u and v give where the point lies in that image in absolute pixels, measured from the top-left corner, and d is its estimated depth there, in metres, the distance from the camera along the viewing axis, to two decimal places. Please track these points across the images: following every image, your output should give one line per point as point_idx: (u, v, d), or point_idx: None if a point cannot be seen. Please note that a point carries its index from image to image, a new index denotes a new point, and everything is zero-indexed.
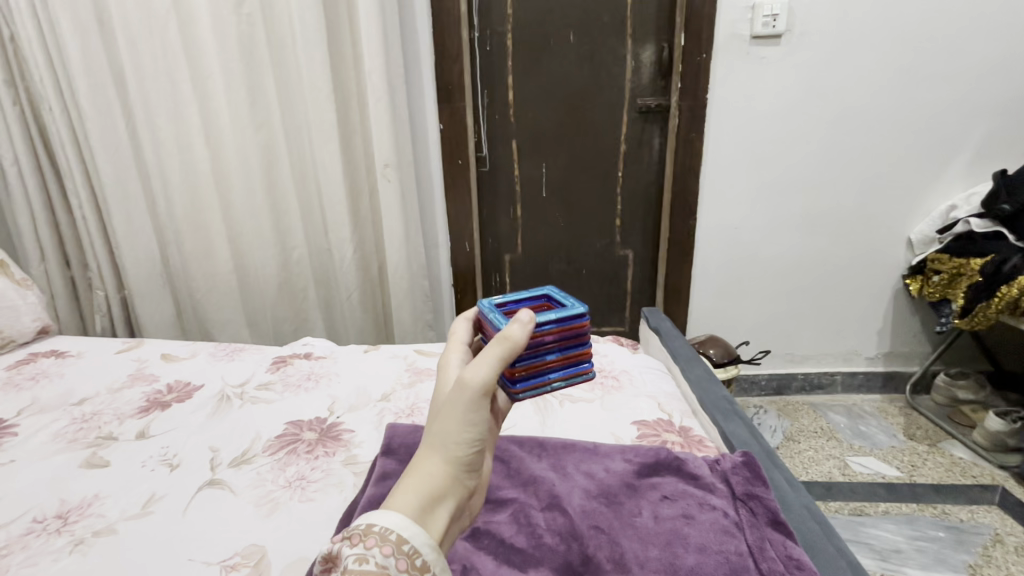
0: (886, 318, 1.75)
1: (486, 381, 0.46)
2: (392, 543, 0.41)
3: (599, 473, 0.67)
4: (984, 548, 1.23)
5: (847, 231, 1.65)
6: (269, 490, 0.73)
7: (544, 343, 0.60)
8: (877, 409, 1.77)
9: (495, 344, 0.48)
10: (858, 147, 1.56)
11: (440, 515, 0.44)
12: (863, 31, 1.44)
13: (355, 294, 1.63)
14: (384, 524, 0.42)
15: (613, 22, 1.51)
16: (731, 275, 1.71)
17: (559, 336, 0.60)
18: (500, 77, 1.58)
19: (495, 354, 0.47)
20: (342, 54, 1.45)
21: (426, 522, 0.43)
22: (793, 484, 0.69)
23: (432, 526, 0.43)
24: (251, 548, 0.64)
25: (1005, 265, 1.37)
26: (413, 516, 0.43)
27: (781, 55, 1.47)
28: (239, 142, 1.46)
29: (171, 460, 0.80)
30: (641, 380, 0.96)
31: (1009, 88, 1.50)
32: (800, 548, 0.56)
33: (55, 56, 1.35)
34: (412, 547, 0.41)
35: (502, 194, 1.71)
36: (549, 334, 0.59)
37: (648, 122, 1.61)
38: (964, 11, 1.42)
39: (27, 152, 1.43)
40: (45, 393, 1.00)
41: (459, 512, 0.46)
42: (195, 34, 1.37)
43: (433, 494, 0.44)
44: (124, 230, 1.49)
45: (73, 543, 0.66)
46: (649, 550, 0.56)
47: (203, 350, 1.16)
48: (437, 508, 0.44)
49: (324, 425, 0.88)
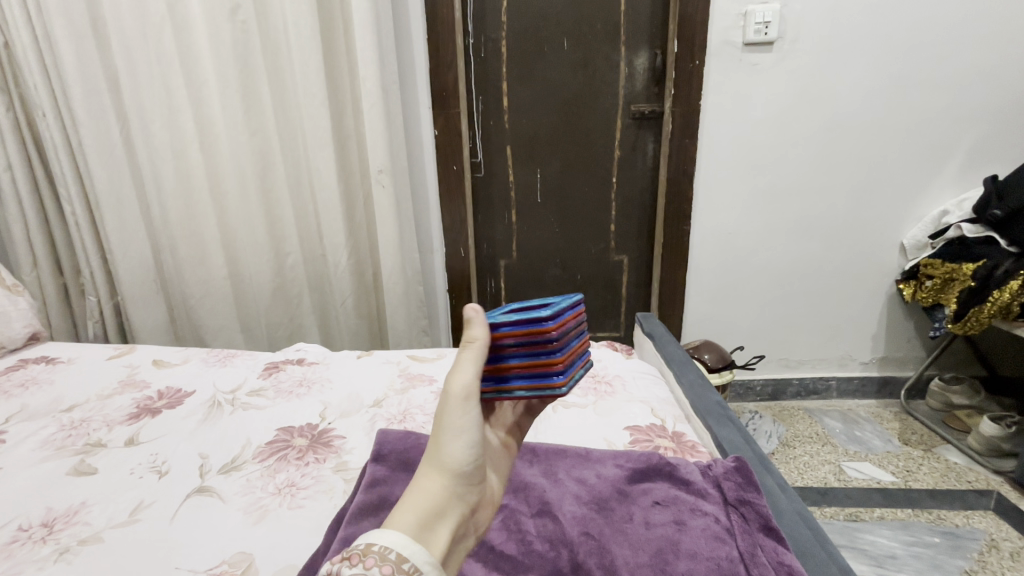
0: (880, 323, 1.76)
1: (467, 386, 0.49)
2: (392, 562, 0.39)
3: (591, 478, 0.67)
4: (980, 554, 1.22)
5: (840, 236, 1.66)
6: (258, 497, 0.72)
7: (505, 345, 0.56)
8: (872, 414, 1.77)
9: (462, 349, 0.52)
10: (850, 153, 1.57)
11: (442, 531, 0.43)
12: (853, 37, 1.45)
13: (349, 299, 1.62)
14: (382, 544, 0.40)
15: (606, 29, 1.52)
16: (725, 280, 1.71)
17: (521, 339, 0.55)
18: (495, 83, 1.58)
19: (466, 358, 0.51)
20: (336, 60, 1.45)
21: (427, 539, 0.42)
22: (785, 488, 0.68)
23: (432, 543, 0.42)
24: (239, 556, 0.63)
25: (997, 270, 1.38)
26: (412, 533, 0.42)
27: (772, 62, 1.48)
28: (234, 147, 1.47)
29: (160, 467, 0.79)
30: (634, 386, 0.96)
31: (999, 94, 1.51)
32: (791, 553, 0.56)
33: (49, 61, 1.34)
34: (413, 565, 0.39)
35: (497, 199, 1.71)
36: (509, 336, 0.55)
37: (642, 128, 1.62)
38: (952, 19, 1.44)
39: (20, 158, 1.43)
40: (34, 400, 0.99)
41: (459, 528, 0.46)
42: (190, 40, 1.38)
43: (432, 509, 0.44)
44: (117, 236, 1.48)
45: (58, 551, 0.65)
46: (640, 556, 0.56)
47: (195, 356, 1.16)
48: (437, 525, 0.44)
49: (315, 431, 0.87)
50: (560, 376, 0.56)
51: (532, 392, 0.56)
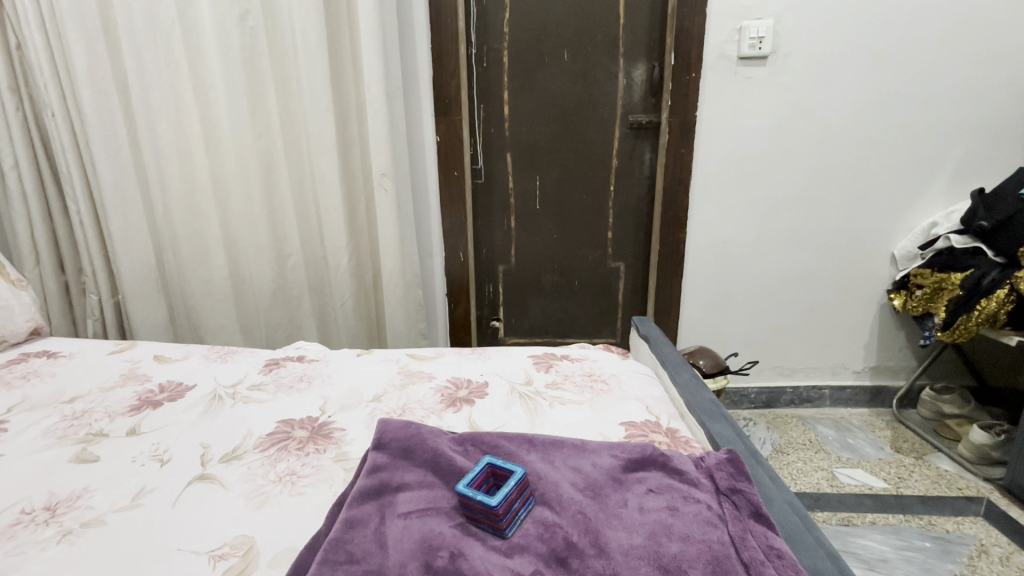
0: (872, 332, 1.78)
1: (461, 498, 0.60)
2: None
3: (586, 467, 0.68)
4: (969, 558, 1.23)
5: (833, 247, 1.69)
6: (259, 484, 0.74)
7: (519, 495, 0.62)
8: (864, 423, 1.79)
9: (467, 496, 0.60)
10: (840, 166, 1.60)
11: None
12: (842, 57, 1.51)
13: (349, 301, 1.63)
14: None
15: (605, 41, 1.57)
16: (720, 288, 1.74)
17: (522, 492, 0.62)
18: (496, 92, 1.63)
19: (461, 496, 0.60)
20: (342, 67, 1.49)
21: None
22: (776, 480, 0.70)
23: None
24: (240, 539, 0.64)
25: (985, 280, 1.42)
26: None
27: (765, 75, 1.52)
28: (238, 149, 1.49)
29: (162, 455, 0.80)
30: (629, 385, 0.97)
31: (984, 112, 1.55)
32: (780, 539, 0.58)
33: (60, 62, 1.38)
34: None
35: (496, 206, 1.74)
36: (519, 492, 0.62)
37: (639, 138, 1.66)
38: (939, 40, 1.49)
39: (26, 156, 1.45)
40: (36, 391, 1.00)
41: None
42: (200, 44, 1.41)
43: None
44: (120, 234, 1.49)
45: (61, 533, 0.66)
46: (635, 538, 0.57)
47: (196, 352, 1.17)
48: None
49: (316, 423, 0.88)
50: (519, 498, 0.62)
51: (523, 501, 0.62)
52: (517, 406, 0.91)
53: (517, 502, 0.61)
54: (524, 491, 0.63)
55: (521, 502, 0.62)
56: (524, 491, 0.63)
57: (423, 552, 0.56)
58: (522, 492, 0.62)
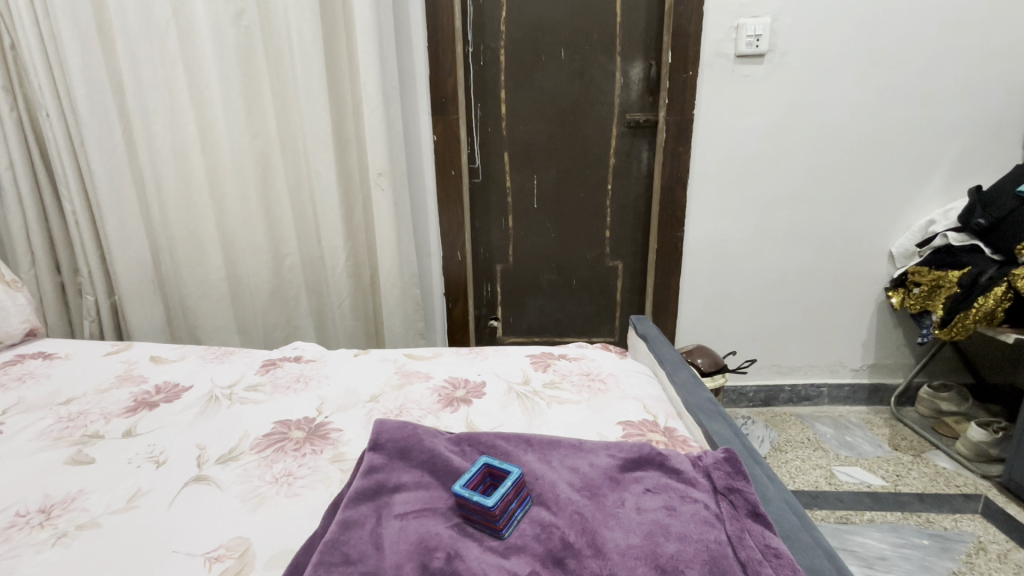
0: (870, 330, 1.78)
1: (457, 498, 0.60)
2: None
3: (583, 466, 0.68)
4: (967, 555, 1.24)
5: (831, 245, 1.69)
6: (255, 486, 0.73)
7: (515, 496, 0.62)
8: (862, 420, 1.79)
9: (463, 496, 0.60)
10: (838, 164, 1.60)
11: None
12: (839, 55, 1.50)
13: (346, 302, 1.63)
14: None
15: (602, 40, 1.56)
16: (719, 286, 1.74)
17: (518, 492, 0.62)
18: (493, 91, 1.62)
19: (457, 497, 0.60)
20: (338, 67, 1.48)
21: None
22: (773, 479, 0.70)
23: None
24: (236, 541, 0.64)
25: (982, 277, 1.42)
26: None
27: (763, 74, 1.52)
28: (234, 149, 1.49)
29: (158, 457, 0.80)
30: (627, 383, 0.97)
31: (981, 109, 1.55)
32: (778, 538, 0.58)
33: (55, 62, 1.37)
34: None
35: (494, 205, 1.74)
36: (515, 492, 0.61)
37: (636, 137, 1.65)
38: (936, 37, 1.49)
39: (21, 156, 1.44)
40: (31, 393, 0.99)
41: None
42: (195, 44, 1.41)
43: None
44: (116, 235, 1.49)
45: (56, 536, 0.65)
46: (631, 538, 0.57)
47: (193, 353, 1.17)
48: None
49: (312, 424, 0.88)
50: (515, 499, 0.62)
51: (520, 501, 0.62)
52: (515, 406, 0.91)
53: (513, 502, 0.61)
54: (520, 491, 0.62)
55: (517, 502, 0.62)
56: (520, 492, 0.63)
57: (420, 553, 0.56)
58: (518, 492, 0.62)
